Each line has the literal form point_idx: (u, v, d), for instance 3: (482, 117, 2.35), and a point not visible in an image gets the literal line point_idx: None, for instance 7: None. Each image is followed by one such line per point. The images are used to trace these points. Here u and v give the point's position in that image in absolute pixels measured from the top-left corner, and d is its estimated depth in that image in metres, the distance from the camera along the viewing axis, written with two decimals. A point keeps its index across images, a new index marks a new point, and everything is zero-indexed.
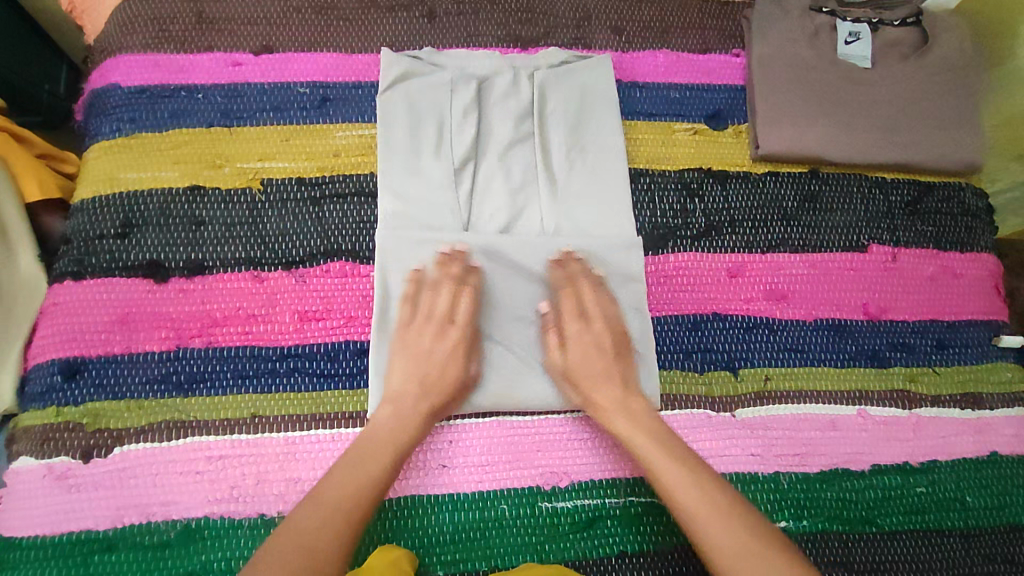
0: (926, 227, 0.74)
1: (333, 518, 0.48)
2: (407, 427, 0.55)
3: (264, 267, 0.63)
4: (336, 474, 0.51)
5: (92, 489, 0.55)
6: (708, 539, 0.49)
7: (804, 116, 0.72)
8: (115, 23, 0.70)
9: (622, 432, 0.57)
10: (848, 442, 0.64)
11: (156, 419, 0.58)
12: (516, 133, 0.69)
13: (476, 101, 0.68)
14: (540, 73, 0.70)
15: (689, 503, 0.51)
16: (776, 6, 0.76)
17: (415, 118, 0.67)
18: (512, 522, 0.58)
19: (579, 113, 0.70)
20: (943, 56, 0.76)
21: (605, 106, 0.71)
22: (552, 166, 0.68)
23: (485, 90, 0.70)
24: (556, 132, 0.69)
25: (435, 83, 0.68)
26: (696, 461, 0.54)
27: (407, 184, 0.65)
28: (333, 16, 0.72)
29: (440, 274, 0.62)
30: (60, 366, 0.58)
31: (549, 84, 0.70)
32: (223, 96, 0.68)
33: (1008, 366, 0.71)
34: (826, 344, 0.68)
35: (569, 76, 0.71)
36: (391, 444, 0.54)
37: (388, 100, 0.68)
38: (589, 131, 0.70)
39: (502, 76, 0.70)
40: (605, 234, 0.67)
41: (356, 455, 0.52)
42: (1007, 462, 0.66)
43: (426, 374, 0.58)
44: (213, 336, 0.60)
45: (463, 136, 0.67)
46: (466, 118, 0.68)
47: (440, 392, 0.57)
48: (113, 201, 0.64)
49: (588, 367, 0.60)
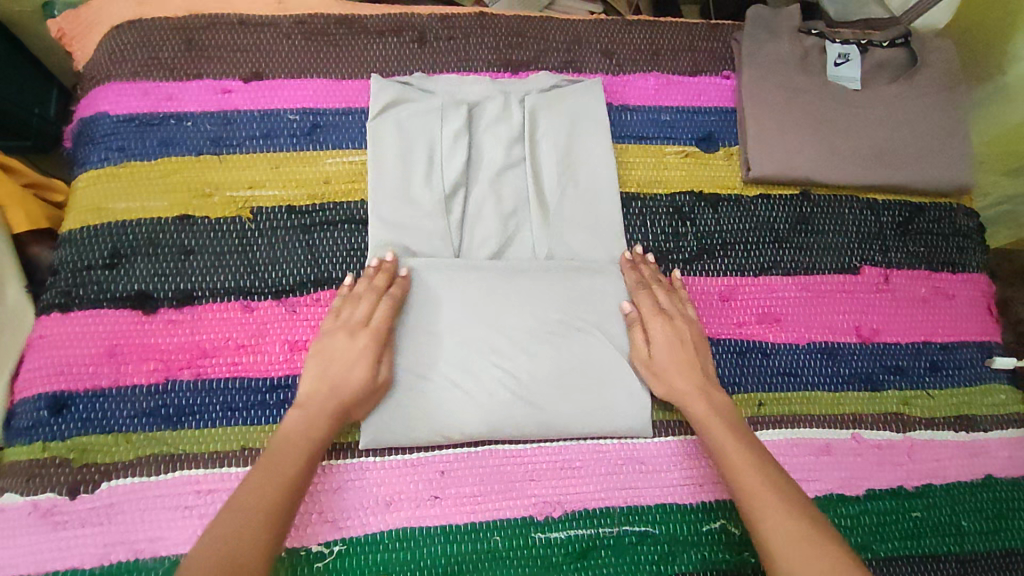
0: (917, 247, 0.74)
1: (258, 524, 0.48)
2: (318, 429, 0.54)
3: (253, 296, 0.62)
4: (259, 478, 0.50)
5: (79, 525, 0.54)
6: (765, 525, 0.50)
7: (794, 139, 0.72)
8: (104, 51, 0.70)
9: (701, 419, 0.58)
10: (843, 467, 0.64)
11: (144, 453, 0.57)
12: (507, 158, 0.68)
13: (466, 126, 0.68)
14: (530, 97, 0.70)
15: (757, 492, 0.51)
16: (766, 29, 0.76)
17: (404, 143, 0.67)
18: (504, 553, 0.57)
19: (571, 136, 0.70)
20: (934, 75, 0.76)
21: (596, 129, 0.71)
22: (544, 191, 0.68)
23: (475, 115, 0.70)
24: (545, 156, 0.69)
25: (424, 109, 0.68)
26: (771, 462, 0.54)
27: (397, 211, 0.65)
28: (323, 41, 0.72)
29: (364, 284, 0.60)
30: (47, 401, 0.58)
31: (540, 108, 0.70)
32: (213, 124, 0.68)
33: (1002, 388, 0.71)
34: (820, 368, 0.67)
35: (558, 100, 0.71)
36: (308, 446, 0.53)
37: (378, 126, 0.67)
38: (582, 154, 0.70)
39: (492, 100, 0.70)
40: (597, 259, 0.67)
41: (273, 459, 0.52)
42: (1002, 485, 0.65)
43: (339, 377, 0.56)
44: (202, 367, 0.60)
45: (454, 161, 0.67)
46: (456, 144, 0.68)
47: (351, 395, 0.56)
48: (101, 231, 0.63)
49: (670, 361, 0.60)
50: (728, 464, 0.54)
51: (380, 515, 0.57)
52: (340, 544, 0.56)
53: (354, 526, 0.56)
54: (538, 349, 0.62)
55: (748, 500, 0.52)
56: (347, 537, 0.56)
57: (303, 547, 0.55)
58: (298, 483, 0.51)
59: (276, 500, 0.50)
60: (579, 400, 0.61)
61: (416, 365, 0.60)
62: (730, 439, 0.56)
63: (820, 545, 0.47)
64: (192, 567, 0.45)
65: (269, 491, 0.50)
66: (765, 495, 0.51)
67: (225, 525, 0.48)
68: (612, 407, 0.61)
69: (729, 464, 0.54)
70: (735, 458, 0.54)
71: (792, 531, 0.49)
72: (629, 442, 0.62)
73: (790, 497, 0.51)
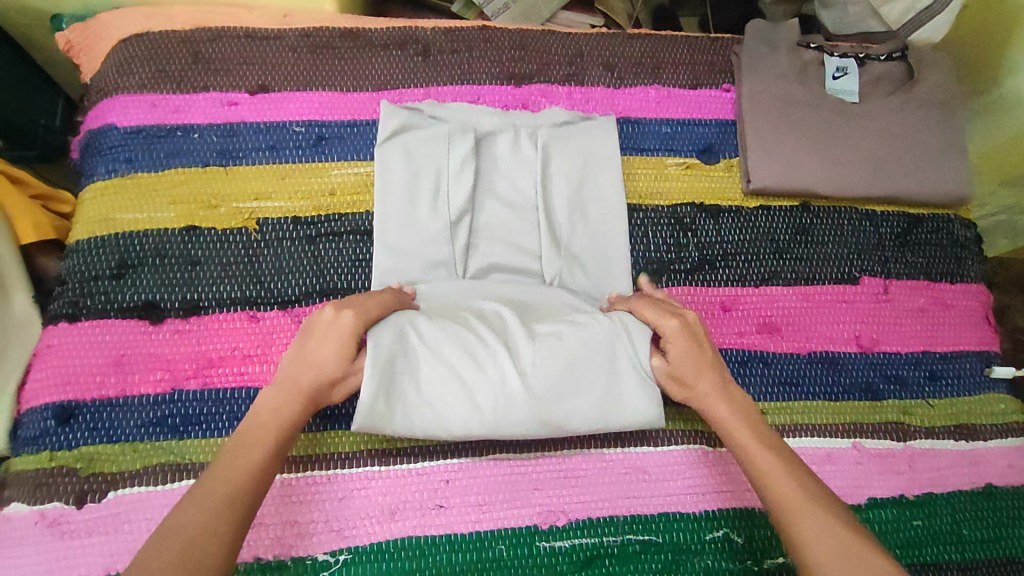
0: (916, 258, 0.75)
1: (229, 513, 0.45)
2: (293, 408, 0.52)
3: (259, 306, 0.63)
4: (237, 464, 0.48)
5: (85, 535, 0.55)
6: (801, 534, 0.47)
7: (795, 151, 0.73)
8: (113, 63, 0.71)
9: (724, 422, 0.56)
10: (844, 476, 0.64)
11: (152, 463, 0.57)
12: (513, 194, 0.70)
13: (472, 156, 0.68)
14: (542, 132, 0.70)
15: (790, 497, 0.49)
16: (766, 42, 0.77)
17: (412, 170, 0.67)
18: (507, 562, 0.57)
19: (580, 173, 0.70)
20: (932, 89, 0.77)
21: (606, 163, 0.70)
22: (550, 223, 0.68)
23: (483, 149, 0.70)
24: (553, 189, 0.69)
25: (434, 136, 0.68)
26: (802, 467, 0.52)
27: (400, 238, 0.66)
28: (328, 54, 0.73)
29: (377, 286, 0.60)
30: (54, 411, 0.58)
31: (551, 143, 0.70)
32: (219, 136, 0.68)
33: (1000, 397, 0.71)
34: (821, 377, 0.68)
35: (571, 135, 0.70)
36: (286, 420, 0.51)
37: (386, 151, 0.67)
38: (590, 191, 0.70)
39: (503, 135, 0.70)
40: (597, 299, 0.68)
41: (255, 428, 0.50)
42: (1001, 494, 0.66)
43: (314, 353, 0.54)
44: (208, 377, 0.60)
45: (460, 190, 0.67)
46: (462, 172, 0.67)
47: (322, 374, 0.53)
48: (109, 242, 0.64)
49: (689, 365, 0.58)
50: (756, 469, 0.52)
51: (386, 524, 0.57)
52: (345, 554, 0.56)
53: (358, 535, 0.57)
54: (545, 340, 0.57)
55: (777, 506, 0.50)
56: (353, 546, 0.56)
57: (308, 555, 0.56)
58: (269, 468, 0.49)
59: (253, 489, 0.47)
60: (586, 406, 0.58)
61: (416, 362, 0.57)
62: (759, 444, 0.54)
63: (858, 549, 0.45)
64: (169, 535, 0.43)
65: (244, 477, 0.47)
66: (796, 499, 0.49)
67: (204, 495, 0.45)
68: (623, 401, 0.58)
69: (756, 465, 0.53)
70: (762, 460, 0.52)
71: (826, 537, 0.46)
72: (632, 451, 0.62)
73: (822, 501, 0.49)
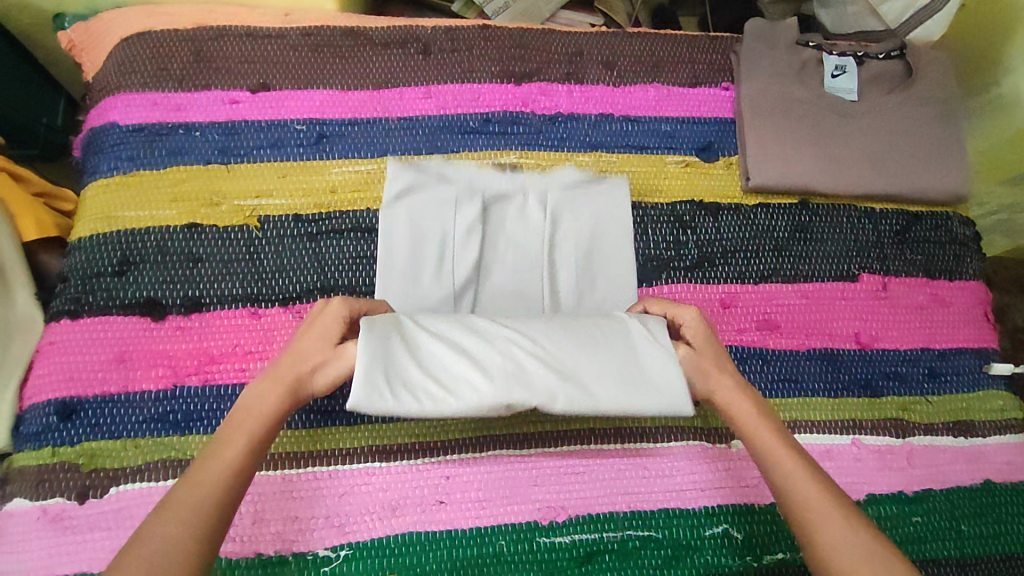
0: (915, 255, 0.75)
1: (199, 513, 0.44)
2: (268, 402, 0.51)
3: (261, 303, 0.63)
4: (207, 465, 0.46)
5: (87, 530, 0.55)
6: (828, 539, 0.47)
7: (794, 148, 0.73)
8: (115, 62, 0.71)
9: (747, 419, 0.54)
10: (843, 472, 0.64)
11: (153, 459, 0.58)
12: (522, 257, 0.68)
13: (478, 223, 0.68)
14: (551, 195, 0.70)
15: (817, 501, 0.48)
16: (765, 41, 0.78)
17: (418, 236, 0.66)
18: (508, 558, 0.57)
19: (589, 236, 0.69)
20: (930, 87, 0.77)
21: (614, 226, 0.70)
22: (557, 287, 0.67)
23: (491, 211, 0.69)
24: (562, 253, 0.68)
25: (440, 200, 0.67)
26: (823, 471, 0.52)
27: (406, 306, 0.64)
28: (329, 53, 0.74)
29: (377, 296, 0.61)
30: (56, 406, 0.58)
31: (559, 207, 0.69)
32: (221, 134, 0.69)
33: (999, 393, 0.71)
34: (820, 374, 0.68)
35: (580, 198, 0.70)
36: (266, 415, 0.50)
37: (392, 215, 0.66)
38: (601, 257, 0.68)
39: (512, 199, 0.70)
40: None
41: (235, 424, 0.49)
42: (1000, 490, 0.66)
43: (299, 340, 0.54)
44: (210, 373, 0.60)
45: (467, 253, 0.66)
46: (468, 240, 0.67)
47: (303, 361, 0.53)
48: (111, 239, 0.64)
49: (715, 363, 0.57)
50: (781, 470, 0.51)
51: (387, 520, 0.57)
52: (346, 549, 0.56)
53: (359, 530, 0.57)
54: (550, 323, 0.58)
55: (802, 510, 0.48)
56: (354, 542, 0.57)
57: (309, 551, 0.56)
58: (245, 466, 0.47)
59: (225, 488, 0.46)
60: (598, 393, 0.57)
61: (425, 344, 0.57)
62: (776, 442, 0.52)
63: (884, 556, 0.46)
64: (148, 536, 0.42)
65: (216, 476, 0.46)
66: (821, 503, 0.48)
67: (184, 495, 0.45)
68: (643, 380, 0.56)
69: (782, 466, 0.51)
70: (788, 461, 0.51)
71: (853, 543, 0.46)
72: (632, 447, 0.63)
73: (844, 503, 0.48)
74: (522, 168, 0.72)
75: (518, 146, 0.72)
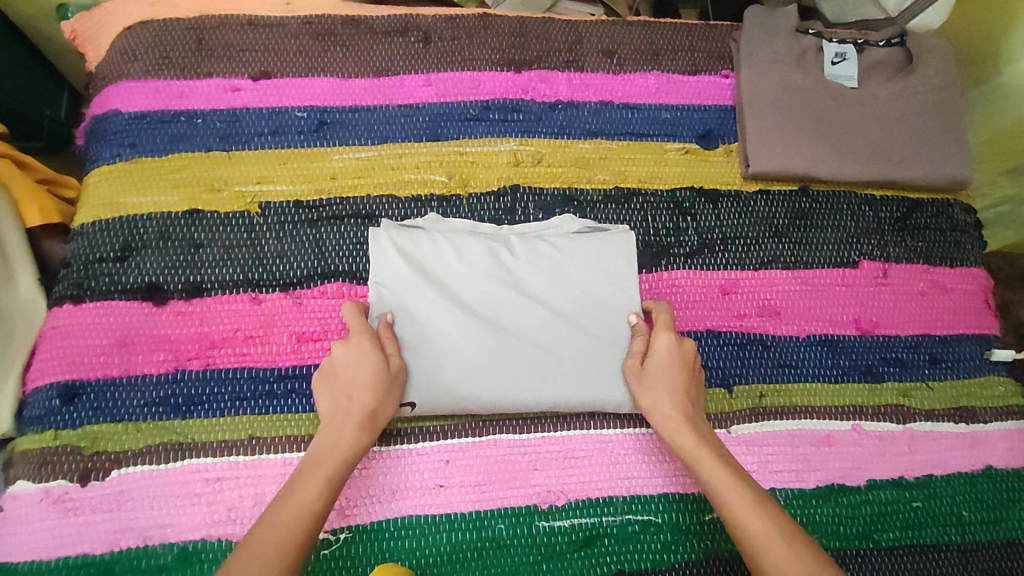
0: (915, 242, 0.75)
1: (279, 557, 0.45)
2: (342, 442, 0.53)
3: (262, 288, 0.63)
4: (283, 503, 0.49)
5: (90, 512, 0.55)
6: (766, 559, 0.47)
7: (795, 134, 0.73)
8: (117, 50, 0.72)
9: (686, 451, 0.55)
10: (844, 457, 0.64)
11: (155, 442, 0.58)
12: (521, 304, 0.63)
13: (476, 272, 0.63)
14: (551, 241, 0.66)
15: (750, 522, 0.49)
16: (765, 28, 0.78)
17: (411, 288, 0.61)
18: (507, 542, 0.58)
19: (592, 286, 0.64)
20: (932, 73, 0.77)
21: (623, 271, 0.65)
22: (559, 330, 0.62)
23: (491, 262, 0.64)
24: (562, 304, 0.64)
25: (435, 248, 0.64)
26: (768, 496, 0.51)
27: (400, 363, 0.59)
28: (331, 41, 0.74)
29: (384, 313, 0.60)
30: (59, 390, 0.59)
31: (557, 250, 0.65)
32: (223, 121, 0.69)
33: (1001, 380, 0.71)
34: (820, 360, 0.68)
35: (581, 243, 0.66)
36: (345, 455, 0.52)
37: (382, 265, 0.62)
38: (602, 308, 0.64)
39: (509, 246, 0.65)
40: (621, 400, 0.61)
41: (319, 468, 0.51)
42: (1002, 476, 0.66)
43: (356, 375, 0.56)
44: (210, 357, 0.61)
45: (467, 302, 0.62)
46: (464, 289, 0.63)
47: (365, 393, 0.55)
48: (113, 225, 0.65)
49: (666, 384, 0.58)
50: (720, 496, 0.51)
51: (386, 503, 0.58)
52: (347, 532, 0.56)
53: (360, 514, 0.57)
54: (537, 288, 0.64)
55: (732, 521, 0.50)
56: (353, 525, 0.57)
57: None
58: (320, 512, 0.49)
59: (302, 529, 0.47)
60: (587, 372, 0.61)
61: (431, 327, 0.60)
62: (694, 442, 0.55)
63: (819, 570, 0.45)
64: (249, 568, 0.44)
65: (295, 521, 0.47)
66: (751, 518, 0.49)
67: (279, 525, 0.47)
68: (618, 292, 0.64)
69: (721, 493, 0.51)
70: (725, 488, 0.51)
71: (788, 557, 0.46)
72: (634, 432, 0.63)
73: (767, 502, 0.50)
74: (522, 155, 0.72)
75: (517, 132, 0.73)
